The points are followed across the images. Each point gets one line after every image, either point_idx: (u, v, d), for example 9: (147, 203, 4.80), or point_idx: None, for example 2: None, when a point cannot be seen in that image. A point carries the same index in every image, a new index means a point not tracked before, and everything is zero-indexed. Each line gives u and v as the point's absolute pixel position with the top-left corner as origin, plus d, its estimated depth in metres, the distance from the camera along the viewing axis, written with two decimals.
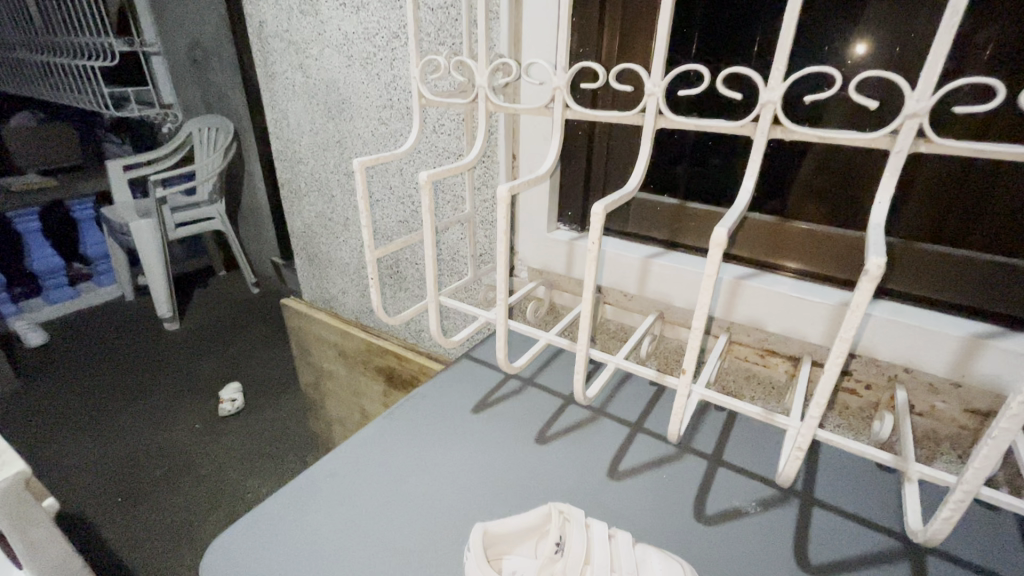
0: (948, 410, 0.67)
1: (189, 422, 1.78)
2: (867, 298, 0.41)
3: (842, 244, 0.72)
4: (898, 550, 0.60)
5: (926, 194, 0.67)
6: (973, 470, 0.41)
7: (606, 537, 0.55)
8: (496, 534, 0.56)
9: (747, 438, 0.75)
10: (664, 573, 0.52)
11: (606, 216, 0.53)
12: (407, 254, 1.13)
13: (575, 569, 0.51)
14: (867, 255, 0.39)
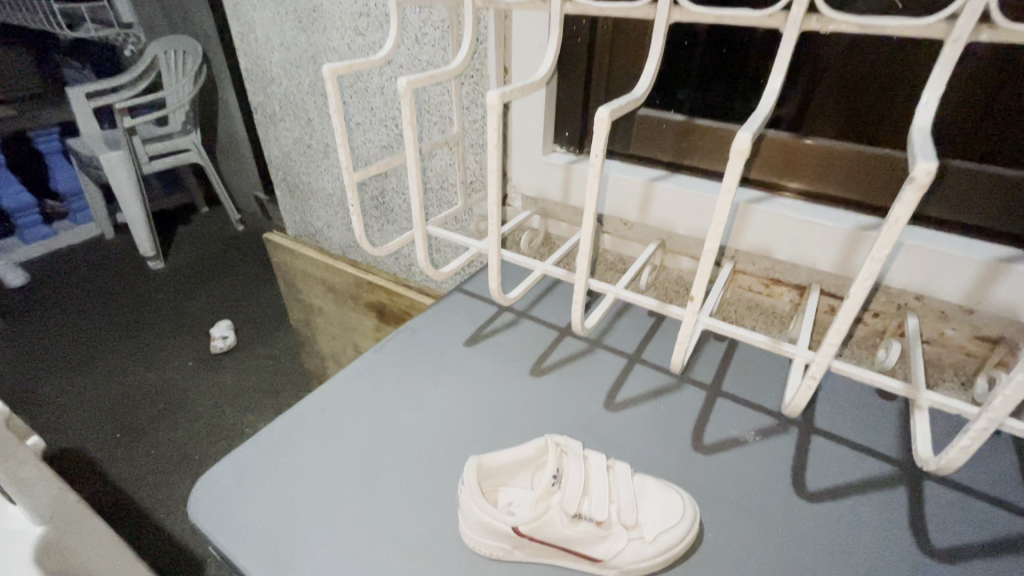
0: (957, 337, 0.65)
1: (181, 360, 1.77)
2: (909, 211, 0.36)
3: (861, 162, 0.66)
4: (895, 475, 0.59)
5: (959, 102, 0.60)
6: (1002, 399, 0.37)
7: (604, 468, 0.54)
8: (490, 467, 0.54)
9: (747, 368, 0.74)
10: (662, 502, 0.53)
11: (612, 122, 0.47)
12: (393, 182, 1.06)
13: (573, 501, 0.50)
14: (916, 160, 0.34)
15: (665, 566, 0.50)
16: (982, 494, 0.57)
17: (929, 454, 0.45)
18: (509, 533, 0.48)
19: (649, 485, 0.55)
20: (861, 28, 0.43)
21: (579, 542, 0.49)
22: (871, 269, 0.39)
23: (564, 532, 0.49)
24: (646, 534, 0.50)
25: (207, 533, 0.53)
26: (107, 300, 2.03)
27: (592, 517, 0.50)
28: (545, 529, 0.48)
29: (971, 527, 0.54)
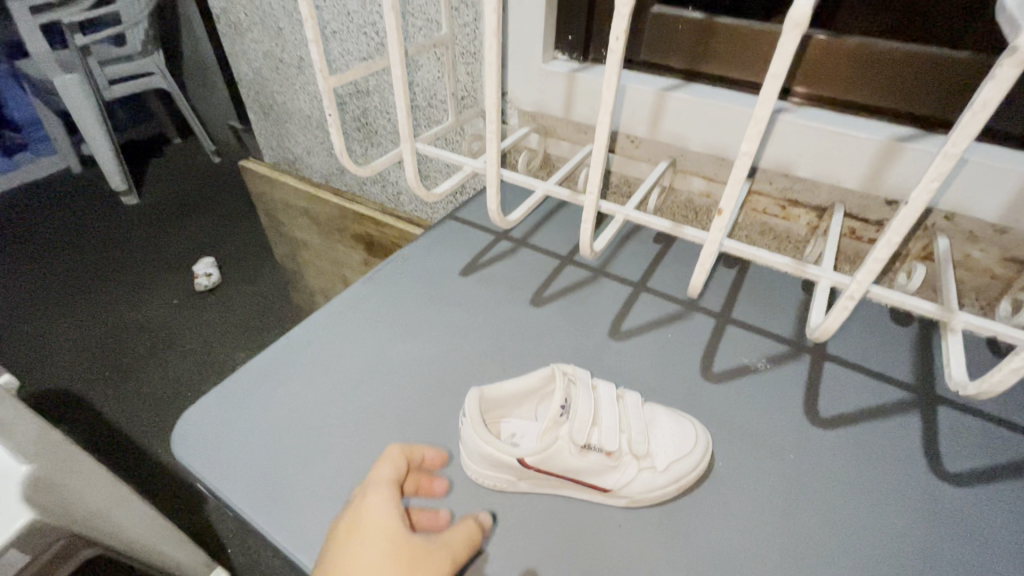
0: (983, 259, 0.61)
1: (165, 298, 1.71)
2: (1002, 90, 0.30)
3: (901, 61, 0.59)
4: (909, 400, 0.58)
5: None
6: None
7: (614, 398, 0.52)
8: (492, 397, 0.51)
9: (759, 295, 0.70)
10: (674, 431, 0.51)
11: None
12: (377, 99, 0.96)
13: (583, 432, 0.48)
14: None
15: (677, 493, 0.49)
16: (997, 418, 0.56)
17: (963, 378, 0.42)
18: (514, 464, 0.46)
19: (660, 415, 0.53)
20: None
21: (588, 472, 0.47)
22: (940, 167, 0.34)
23: (574, 462, 0.47)
24: (658, 462, 0.49)
25: (194, 470, 0.50)
26: (80, 238, 1.93)
27: (602, 447, 0.48)
28: (553, 459, 0.46)
29: (985, 449, 0.53)
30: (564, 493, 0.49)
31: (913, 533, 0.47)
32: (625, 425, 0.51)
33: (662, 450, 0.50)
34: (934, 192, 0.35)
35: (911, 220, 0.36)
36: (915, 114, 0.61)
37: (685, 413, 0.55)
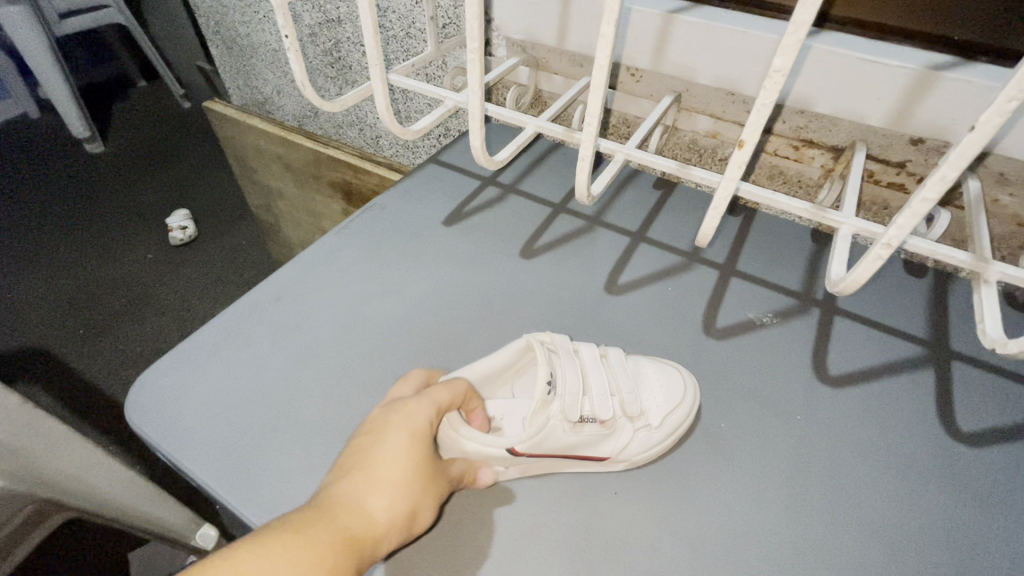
0: (1013, 205, 0.56)
1: (139, 253, 1.63)
2: None
3: None
4: (923, 356, 0.54)
5: None
6: None
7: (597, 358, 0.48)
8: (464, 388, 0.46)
9: (766, 245, 0.65)
10: (664, 385, 0.48)
11: None
12: (348, 28, 0.86)
13: (576, 403, 0.44)
14: None
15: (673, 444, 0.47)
16: (1015, 374, 0.53)
17: (1000, 335, 0.37)
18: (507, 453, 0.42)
19: (643, 366, 0.50)
20: None
21: (584, 442, 0.44)
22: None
23: (569, 440, 0.44)
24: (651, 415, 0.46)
25: (152, 441, 0.46)
26: (42, 188, 1.81)
27: (593, 418, 0.45)
28: (546, 440, 0.43)
29: (1003, 405, 0.50)
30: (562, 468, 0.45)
31: (928, 495, 0.44)
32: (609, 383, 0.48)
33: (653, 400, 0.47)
34: (1004, 116, 0.29)
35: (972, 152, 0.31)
36: (952, 37, 0.54)
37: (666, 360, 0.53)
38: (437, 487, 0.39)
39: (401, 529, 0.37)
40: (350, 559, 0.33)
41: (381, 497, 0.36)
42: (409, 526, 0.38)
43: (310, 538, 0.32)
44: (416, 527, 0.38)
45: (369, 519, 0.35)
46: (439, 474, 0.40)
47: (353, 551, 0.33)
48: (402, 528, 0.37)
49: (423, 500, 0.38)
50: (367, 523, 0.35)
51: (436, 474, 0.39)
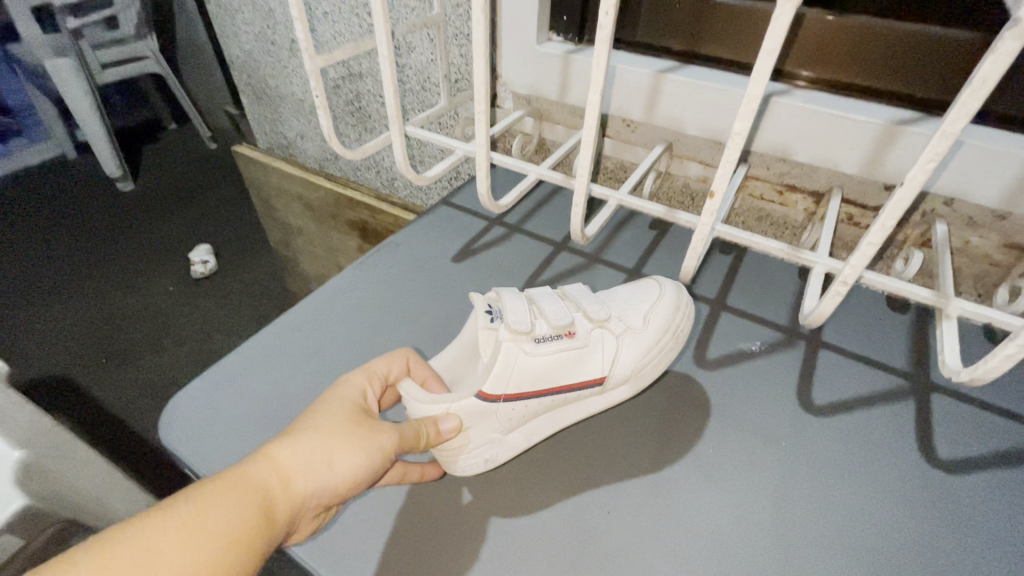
0: (982, 246, 0.60)
1: (162, 285, 1.70)
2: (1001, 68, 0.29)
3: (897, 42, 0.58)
4: (903, 388, 0.57)
5: None
6: None
7: (544, 294, 0.53)
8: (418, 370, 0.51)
9: (754, 282, 0.69)
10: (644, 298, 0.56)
11: None
12: (369, 82, 0.95)
13: (525, 319, 0.48)
14: None
15: (671, 339, 0.55)
16: (993, 406, 0.55)
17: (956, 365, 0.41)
18: (500, 408, 0.48)
19: (617, 295, 0.57)
20: None
21: (576, 372, 0.50)
22: (938, 146, 0.32)
23: (536, 360, 0.48)
24: (634, 324, 0.53)
25: (182, 457, 0.50)
26: (72, 221, 1.90)
27: (554, 333, 0.49)
28: (513, 368, 0.47)
29: (980, 435, 0.52)
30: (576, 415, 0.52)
31: (910, 520, 0.46)
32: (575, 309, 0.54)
33: (637, 311, 0.55)
34: (929, 174, 0.34)
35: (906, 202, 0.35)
36: (907, 94, 0.60)
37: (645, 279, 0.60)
38: (362, 433, 0.41)
39: (321, 473, 0.39)
40: (249, 493, 0.35)
41: (289, 447, 0.39)
42: (332, 469, 0.39)
43: (209, 480, 0.35)
44: (345, 473, 0.39)
45: (279, 464, 0.38)
46: (365, 425, 0.42)
47: (253, 488, 0.36)
48: (322, 471, 0.39)
49: (337, 448, 0.40)
50: (275, 466, 0.37)
51: (359, 424, 0.42)
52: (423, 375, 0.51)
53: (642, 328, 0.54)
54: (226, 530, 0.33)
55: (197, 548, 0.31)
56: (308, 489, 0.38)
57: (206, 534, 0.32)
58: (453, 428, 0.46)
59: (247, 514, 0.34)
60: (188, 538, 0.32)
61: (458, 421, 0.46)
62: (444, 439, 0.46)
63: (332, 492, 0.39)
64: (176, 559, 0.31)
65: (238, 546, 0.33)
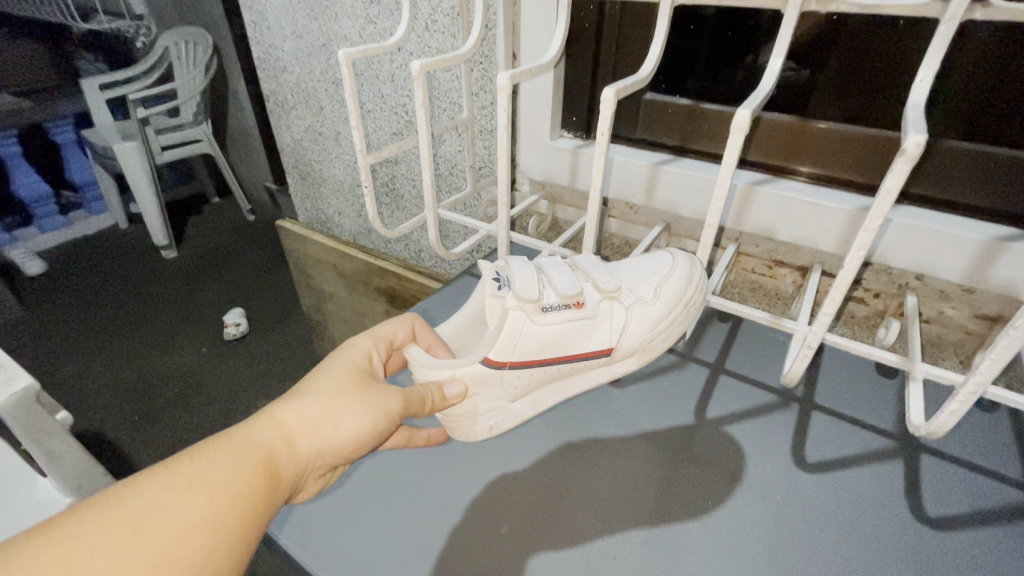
0: (956, 315, 0.67)
1: (196, 345, 1.79)
2: (901, 183, 0.38)
3: (854, 143, 0.70)
4: (894, 448, 0.61)
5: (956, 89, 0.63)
6: (989, 362, 0.40)
7: (553, 268, 0.62)
8: (422, 327, 0.62)
9: (749, 349, 0.76)
10: (655, 269, 0.65)
11: (618, 100, 0.50)
12: (404, 168, 1.08)
13: (532, 289, 0.57)
14: (906, 133, 0.36)
15: (682, 311, 0.63)
16: (980, 467, 0.59)
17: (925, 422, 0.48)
18: (505, 379, 0.59)
19: (626, 270, 0.66)
20: (860, 8, 0.44)
21: (582, 346, 0.61)
22: (864, 238, 0.42)
23: (541, 329, 0.58)
24: (645, 297, 0.62)
25: None
26: (119, 280, 1.99)
27: (560, 303, 0.58)
28: (519, 336, 0.58)
29: (967, 494, 0.56)
30: (581, 378, 0.64)
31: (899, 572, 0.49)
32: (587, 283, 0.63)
33: (650, 284, 0.63)
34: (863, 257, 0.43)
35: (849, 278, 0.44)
36: (858, 182, 0.72)
37: (660, 252, 0.69)
38: (358, 398, 0.46)
39: (320, 434, 0.43)
40: (252, 454, 0.39)
41: (298, 407, 0.44)
42: (333, 431, 0.44)
43: (209, 444, 0.39)
44: (344, 433, 0.45)
45: (278, 427, 0.42)
46: (359, 391, 0.47)
47: (254, 449, 0.40)
48: (322, 433, 0.44)
49: (340, 410, 0.45)
50: (274, 430, 0.42)
51: (355, 391, 0.47)
52: (428, 341, 0.63)
53: (653, 301, 0.62)
54: (235, 483, 0.37)
55: (204, 503, 0.35)
56: (309, 448, 0.43)
57: (212, 490, 0.36)
58: (457, 395, 0.56)
59: (249, 473, 0.38)
60: (195, 495, 0.35)
61: (462, 389, 0.57)
62: (448, 403, 0.55)
63: (333, 451, 0.44)
64: (185, 514, 0.34)
65: (244, 498, 0.37)
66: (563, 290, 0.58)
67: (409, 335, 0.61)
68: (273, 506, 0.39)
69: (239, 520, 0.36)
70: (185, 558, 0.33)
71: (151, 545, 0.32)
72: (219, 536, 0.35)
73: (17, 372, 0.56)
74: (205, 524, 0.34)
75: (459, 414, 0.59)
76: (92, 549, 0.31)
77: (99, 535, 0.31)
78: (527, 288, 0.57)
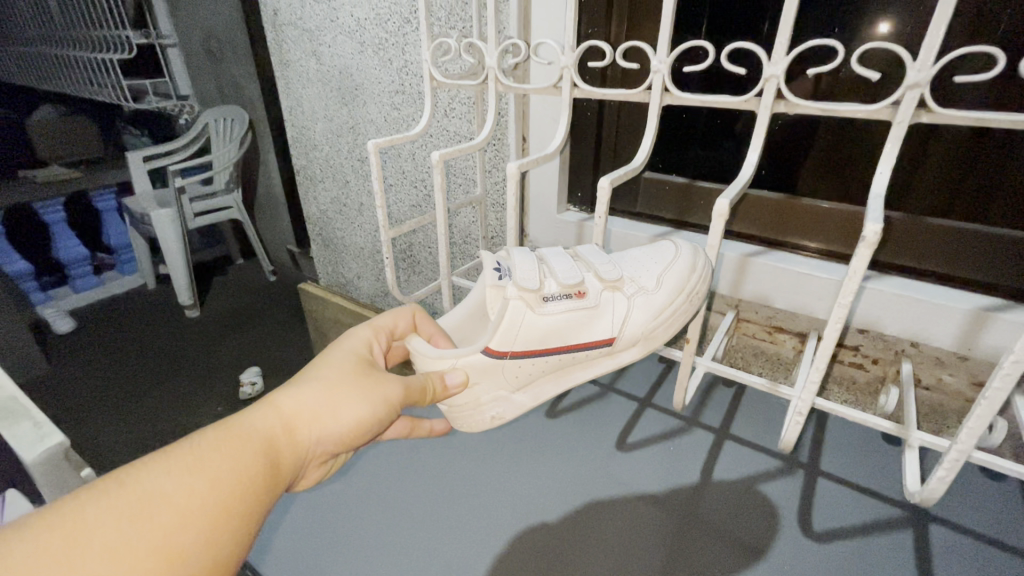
0: (955, 383, 0.69)
1: (210, 405, 1.42)
2: (865, 265, 0.46)
3: (835, 219, 0.75)
4: (902, 517, 0.61)
5: (930, 177, 0.71)
6: (968, 430, 0.45)
7: (552, 257, 0.62)
8: (422, 316, 0.65)
9: (753, 415, 0.77)
10: (658, 255, 0.63)
11: (612, 189, 0.60)
12: (420, 237, 1.15)
13: (533, 278, 0.58)
14: (867, 222, 0.44)
15: (686, 302, 0.60)
16: (993, 539, 0.58)
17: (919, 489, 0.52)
18: (507, 368, 0.61)
19: (630, 256, 0.65)
20: (823, 111, 0.52)
21: (582, 336, 0.61)
22: (839, 312, 0.49)
23: (541, 320, 0.59)
24: (647, 287, 0.60)
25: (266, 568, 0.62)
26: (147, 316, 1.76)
27: (560, 293, 0.59)
28: (520, 326, 0.59)
29: (980, 566, 0.55)
30: (584, 368, 0.64)
31: None
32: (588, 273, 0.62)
33: (652, 273, 0.61)
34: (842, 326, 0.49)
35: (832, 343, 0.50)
36: (846, 253, 0.77)
37: (664, 241, 0.66)
38: (357, 388, 0.47)
39: (320, 421, 0.43)
40: (252, 441, 0.39)
41: (297, 396, 0.44)
42: (334, 420, 0.44)
43: (206, 431, 0.38)
44: (344, 421, 0.45)
45: (277, 415, 0.42)
46: (358, 382, 0.47)
47: (253, 437, 0.39)
48: (323, 421, 0.44)
49: (340, 399, 0.45)
50: (273, 417, 0.41)
51: (353, 381, 0.47)
52: (429, 331, 0.66)
53: (655, 291, 0.60)
54: (236, 467, 0.36)
55: (206, 488, 0.34)
56: (308, 436, 0.42)
57: (213, 475, 0.35)
58: (457, 384, 0.58)
59: (250, 458, 0.37)
60: (195, 481, 0.34)
61: (462, 378, 0.59)
62: (450, 392, 0.58)
63: (333, 439, 0.44)
64: (186, 499, 0.33)
65: (246, 484, 0.36)
66: (564, 280, 0.58)
67: (409, 326, 0.64)
68: (275, 493, 0.39)
69: (242, 507, 0.35)
70: (188, 543, 0.32)
71: (152, 531, 0.31)
72: (223, 522, 0.34)
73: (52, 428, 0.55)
74: (208, 509, 0.33)
75: (463, 404, 0.63)
76: (91, 536, 0.29)
77: (96, 521, 0.30)
78: (527, 278, 0.58)
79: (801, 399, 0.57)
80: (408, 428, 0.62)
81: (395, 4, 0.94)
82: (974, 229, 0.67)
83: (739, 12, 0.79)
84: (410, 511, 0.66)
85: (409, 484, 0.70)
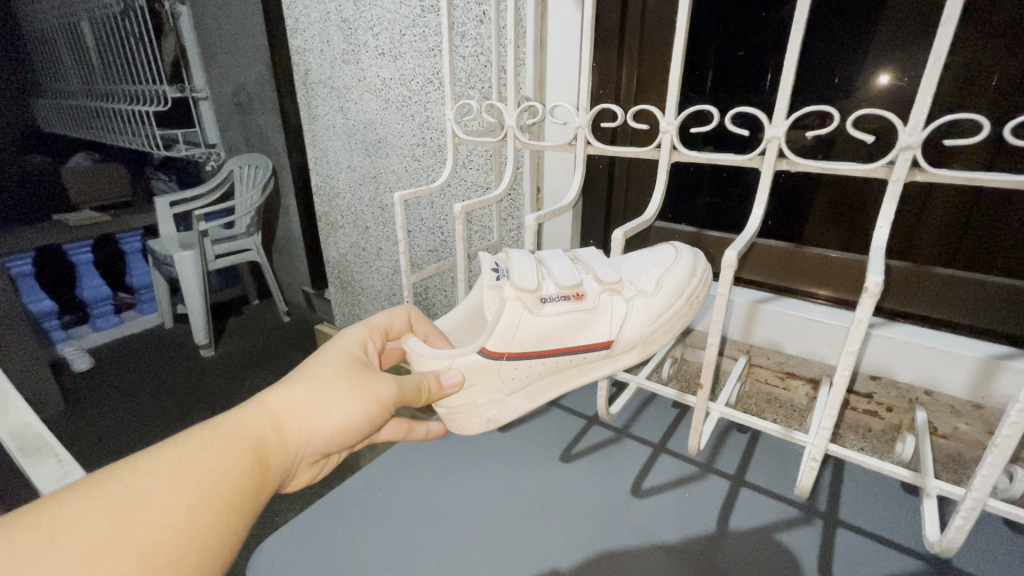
0: (971, 432, 0.69)
1: None
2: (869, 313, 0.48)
3: (844, 268, 0.78)
4: (925, 569, 0.60)
5: (929, 230, 0.73)
6: (982, 478, 0.46)
7: (547, 261, 0.65)
8: (417, 315, 0.69)
9: (770, 463, 0.77)
10: (655, 258, 0.67)
11: (625, 238, 0.64)
12: (437, 280, 1.19)
13: (531, 282, 0.61)
14: (867, 274, 0.47)
15: (684, 304, 0.63)
16: None
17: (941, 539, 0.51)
18: (503, 368, 0.63)
19: (626, 258, 0.68)
20: (822, 170, 0.56)
21: (581, 337, 0.64)
22: (848, 358, 0.50)
23: (539, 321, 0.62)
24: (646, 290, 0.63)
25: None
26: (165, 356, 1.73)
27: (558, 297, 0.62)
28: (517, 329, 0.61)
29: None
30: (584, 370, 0.67)
31: None
32: (588, 275, 0.65)
33: (651, 277, 0.64)
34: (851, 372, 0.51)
35: (843, 385, 0.51)
36: (851, 300, 0.80)
37: (664, 247, 0.70)
38: (347, 387, 0.49)
39: (309, 420, 0.46)
40: (243, 439, 0.41)
41: (289, 393, 0.47)
42: (325, 417, 0.47)
43: (192, 431, 0.40)
44: (334, 418, 0.47)
45: (265, 413, 0.44)
46: (348, 383, 0.49)
47: (243, 435, 0.42)
48: (313, 418, 0.46)
49: (331, 398, 0.47)
50: (265, 415, 0.44)
51: (343, 381, 0.49)
52: (425, 330, 0.69)
53: (653, 294, 0.63)
54: (223, 465, 0.39)
55: (188, 488, 0.36)
56: (298, 433, 0.45)
57: (196, 473, 0.37)
58: (454, 384, 0.60)
59: (237, 456, 0.40)
60: (182, 479, 0.36)
61: (458, 378, 0.60)
62: (445, 392, 0.59)
63: (324, 436, 0.46)
64: (170, 496, 0.35)
65: (231, 482, 0.38)
66: (561, 281, 0.61)
67: (405, 325, 0.67)
68: (262, 490, 0.41)
69: (224, 504, 0.37)
70: (170, 538, 0.34)
71: (132, 528, 0.33)
72: (205, 516, 0.36)
73: (75, 466, 0.49)
74: (190, 506, 0.36)
75: (460, 406, 0.65)
76: (69, 534, 0.31)
77: (75, 519, 0.32)
78: (525, 280, 0.61)
79: (816, 445, 0.57)
80: (404, 429, 0.65)
81: (418, 66, 1.02)
82: (976, 278, 0.70)
83: (743, 73, 0.84)
84: (422, 555, 0.66)
85: (421, 527, 0.70)
